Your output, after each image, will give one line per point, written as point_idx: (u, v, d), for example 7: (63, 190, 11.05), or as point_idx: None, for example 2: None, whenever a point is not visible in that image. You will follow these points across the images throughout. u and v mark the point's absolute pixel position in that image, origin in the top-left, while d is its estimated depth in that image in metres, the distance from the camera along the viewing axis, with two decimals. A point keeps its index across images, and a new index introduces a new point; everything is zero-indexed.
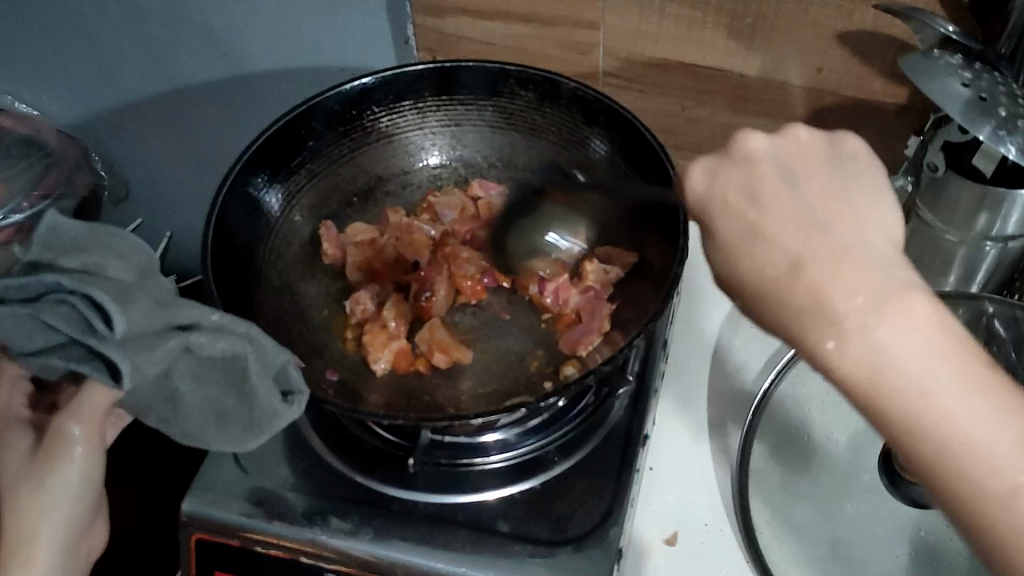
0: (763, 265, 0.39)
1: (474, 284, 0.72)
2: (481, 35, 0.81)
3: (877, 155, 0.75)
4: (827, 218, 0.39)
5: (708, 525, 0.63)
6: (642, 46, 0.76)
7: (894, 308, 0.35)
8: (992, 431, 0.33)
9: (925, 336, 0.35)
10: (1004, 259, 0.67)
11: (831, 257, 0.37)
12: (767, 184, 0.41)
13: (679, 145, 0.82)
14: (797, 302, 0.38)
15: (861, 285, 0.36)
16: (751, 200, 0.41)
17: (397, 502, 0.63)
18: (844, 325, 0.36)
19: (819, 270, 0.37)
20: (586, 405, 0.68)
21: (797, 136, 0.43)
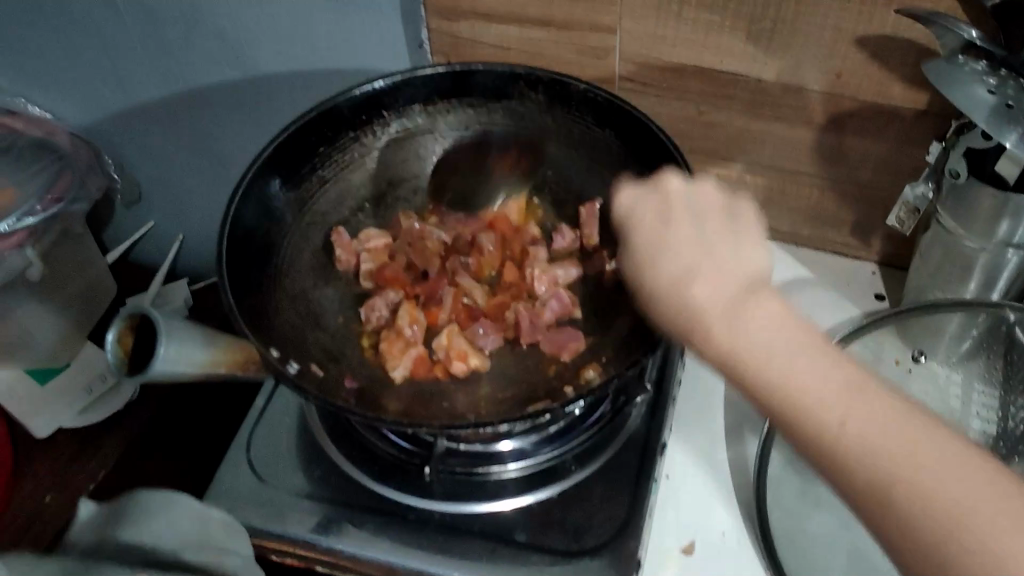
0: (659, 269, 0.45)
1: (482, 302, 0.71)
2: (496, 39, 0.81)
3: (895, 160, 0.74)
4: (715, 241, 0.44)
5: (725, 534, 0.63)
6: (658, 50, 0.75)
7: (748, 309, 0.41)
8: (856, 414, 0.37)
9: (777, 327, 0.40)
10: None
11: (715, 266, 0.43)
12: (670, 215, 0.47)
13: (694, 150, 0.82)
14: (681, 300, 0.43)
15: (729, 291, 0.42)
16: (656, 227, 0.47)
17: (413, 510, 0.62)
18: (710, 321, 0.41)
19: (701, 279, 0.43)
20: (603, 414, 0.67)
21: (703, 184, 0.49)
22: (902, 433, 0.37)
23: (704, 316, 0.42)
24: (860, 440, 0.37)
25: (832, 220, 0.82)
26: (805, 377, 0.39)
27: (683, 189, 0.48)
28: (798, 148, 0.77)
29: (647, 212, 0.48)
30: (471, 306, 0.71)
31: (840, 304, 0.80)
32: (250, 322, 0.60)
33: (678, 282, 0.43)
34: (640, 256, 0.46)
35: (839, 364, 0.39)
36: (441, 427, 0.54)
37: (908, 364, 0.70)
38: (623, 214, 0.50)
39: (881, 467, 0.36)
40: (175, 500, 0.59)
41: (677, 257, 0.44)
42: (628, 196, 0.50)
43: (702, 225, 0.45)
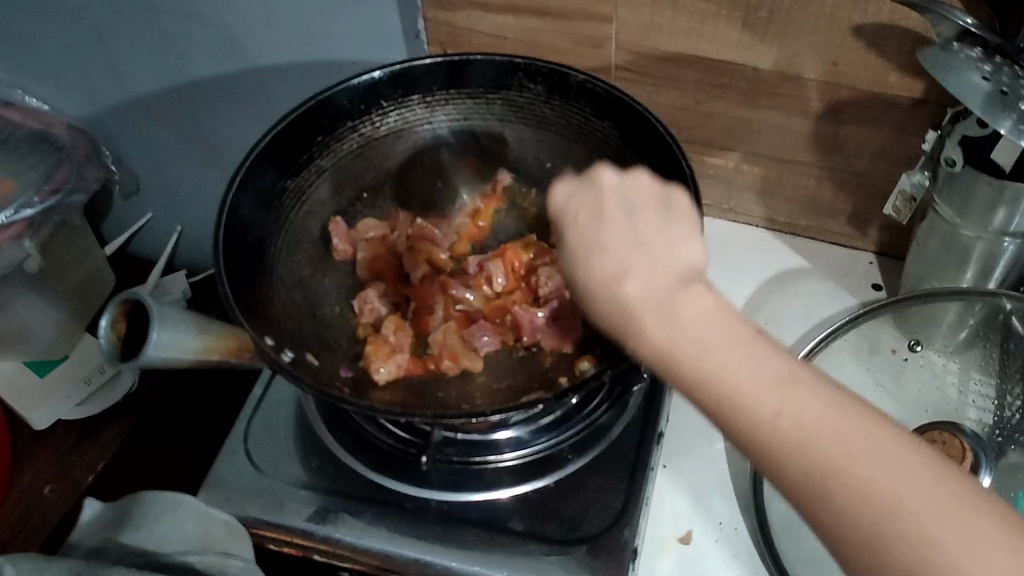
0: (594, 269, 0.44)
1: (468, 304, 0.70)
2: (493, 30, 0.81)
3: (891, 150, 0.74)
4: (649, 238, 0.44)
5: (723, 524, 0.63)
6: (654, 40, 0.75)
7: (682, 297, 0.40)
8: (796, 402, 0.36)
9: (710, 314, 0.40)
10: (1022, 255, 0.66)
11: (646, 262, 0.43)
12: (604, 210, 0.47)
13: (691, 140, 0.82)
14: (617, 297, 0.42)
15: (661, 282, 0.42)
16: (589, 229, 0.46)
17: (410, 500, 0.62)
18: (640, 313, 0.41)
19: (634, 274, 0.42)
20: (599, 404, 0.67)
21: (638, 181, 0.51)
22: (834, 415, 0.36)
23: (635, 309, 0.41)
24: (784, 425, 0.36)
25: (830, 209, 0.82)
26: (731, 364, 0.38)
27: (616, 182, 0.50)
28: (795, 137, 0.77)
29: (581, 207, 0.49)
30: (468, 311, 0.70)
31: (838, 294, 0.80)
32: (246, 312, 0.60)
33: (611, 280, 0.43)
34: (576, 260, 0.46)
35: (763, 350, 0.38)
36: (435, 417, 0.54)
37: (904, 353, 0.70)
38: (558, 213, 0.50)
39: (808, 450, 0.35)
40: (180, 503, 0.62)
41: (610, 255, 0.44)
42: (568, 189, 0.51)
43: (634, 220, 0.46)
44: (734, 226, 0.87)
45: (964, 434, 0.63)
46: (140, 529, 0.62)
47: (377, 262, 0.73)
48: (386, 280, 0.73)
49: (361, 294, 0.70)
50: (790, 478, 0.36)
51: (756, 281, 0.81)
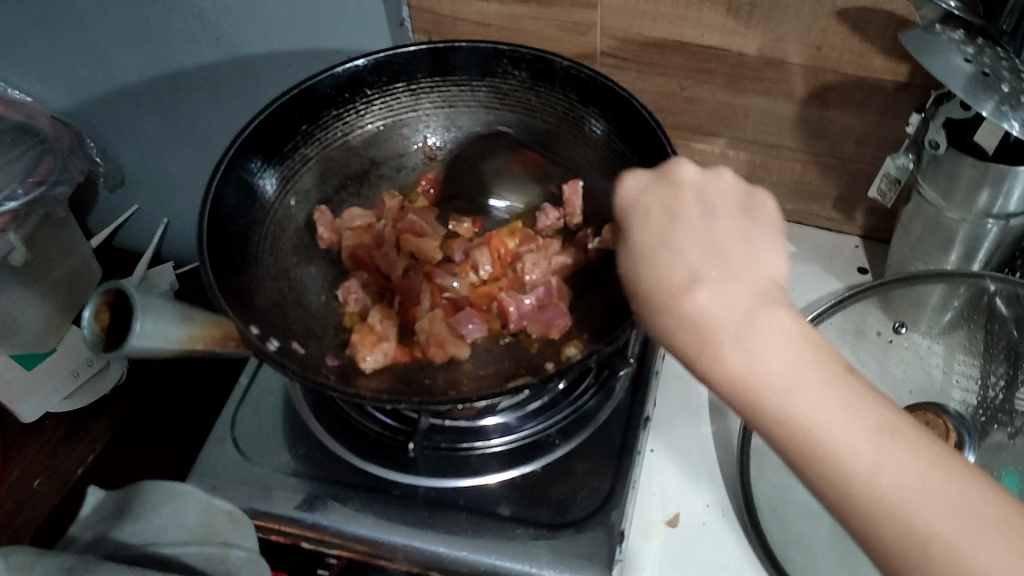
0: (660, 269, 0.41)
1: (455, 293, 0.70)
2: (478, 17, 0.81)
3: (876, 133, 0.74)
4: (727, 246, 0.41)
5: (709, 507, 0.63)
6: (639, 26, 0.75)
7: (764, 324, 0.38)
8: (884, 452, 0.35)
9: (798, 350, 0.38)
10: (1005, 236, 0.66)
11: (723, 274, 0.40)
12: (679, 210, 0.43)
13: (677, 126, 0.82)
14: (685, 313, 0.39)
15: (737, 302, 0.39)
16: (657, 226, 0.42)
17: (397, 486, 0.63)
18: (720, 339, 0.38)
19: (710, 287, 0.39)
20: (587, 388, 0.68)
21: (723, 178, 0.45)
22: (927, 471, 0.35)
23: (710, 327, 0.38)
24: (873, 471, 0.35)
25: (816, 194, 0.82)
26: (820, 406, 0.36)
27: (698, 179, 0.44)
28: (780, 122, 0.77)
29: (653, 200, 0.44)
30: (454, 299, 0.70)
31: (824, 279, 0.80)
32: (232, 301, 0.60)
33: (681, 288, 0.39)
34: (636, 258, 0.42)
35: (855, 392, 0.37)
36: (421, 404, 0.54)
37: (888, 335, 0.71)
38: (626, 203, 0.45)
39: (899, 498, 0.34)
40: (178, 493, 0.59)
41: (682, 260, 0.40)
42: (637, 180, 0.45)
43: (715, 223, 0.42)
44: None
45: (947, 416, 0.63)
46: (142, 520, 0.59)
47: (358, 250, 0.72)
48: (369, 271, 0.72)
49: (343, 284, 0.69)
50: (872, 530, 0.35)
51: None
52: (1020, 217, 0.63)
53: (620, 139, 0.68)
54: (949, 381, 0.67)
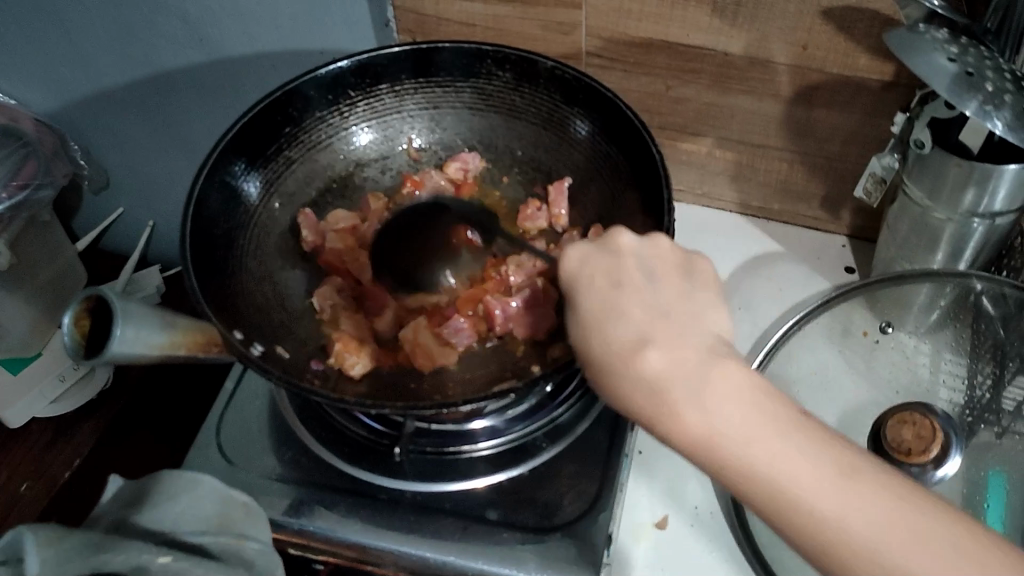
0: (606, 333, 0.45)
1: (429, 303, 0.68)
2: (463, 17, 0.80)
3: (862, 132, 0.74)
4: (671, 308, 0.45)
5: (698, 508, 0.63)
6: (625, 26, 0.75)
7: (714, 378, 0.42)
8: (839, 489, 0.39)
9: (746, 401, 0.41)
10: (991, 236, 0.66)
11: (668, 335, 0.44)
12: (620, 275, 0.47)
13: (663, 126, 0.81)
14: (636, 375, 0.43)
15: (685, 362, 0.42)
16: (599, 294, 0.46)
17: (384, 491, 0.62)
18: (675, 397, 0.42)
19: (656, 347, 0.43)
20: (574, 390, 0.67)
21: (660, 245, 0.50)
22: (883, 508, 0.38)
23: (664, 386, 0.42)
24: (833, 512, 0.39)
25: (802, 193, 0.82)
26: (774, 453, 0.40)
27: (638, 246, 0.49)
28: (767, 122, 0.77)
29: (595, 266, 0.48)
30: (438, 305, 0.69)
31: (811, 279, 0.80)
32: (215, 306, 0.59)
33: (632, 349, 0.43)
34: (585, 325, 0.46)
35: (810, 437, 0.41)
36: (406, 408, 0.54)
37: (875, 335, 0.70)
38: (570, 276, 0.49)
39: (861, 535, 0.38)
40: (197, 481, 0.57)
41: (629, 323, 0.44)
42: (580, 249, 0.50)
43: (659, 287, 0.46)
44: (707, 212, 0.87)
45: (935, 415, 0.63)
46: (161, 507, 0.55)
47: (336, 257, 0.71)
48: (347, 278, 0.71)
49: (317, 291, 0.68)
50: (843, 566, 0.39)
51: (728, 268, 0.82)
52: (1006, 216, 0.63)
53: (607, 142, 0.68)
54: (937, 381, 0.67)
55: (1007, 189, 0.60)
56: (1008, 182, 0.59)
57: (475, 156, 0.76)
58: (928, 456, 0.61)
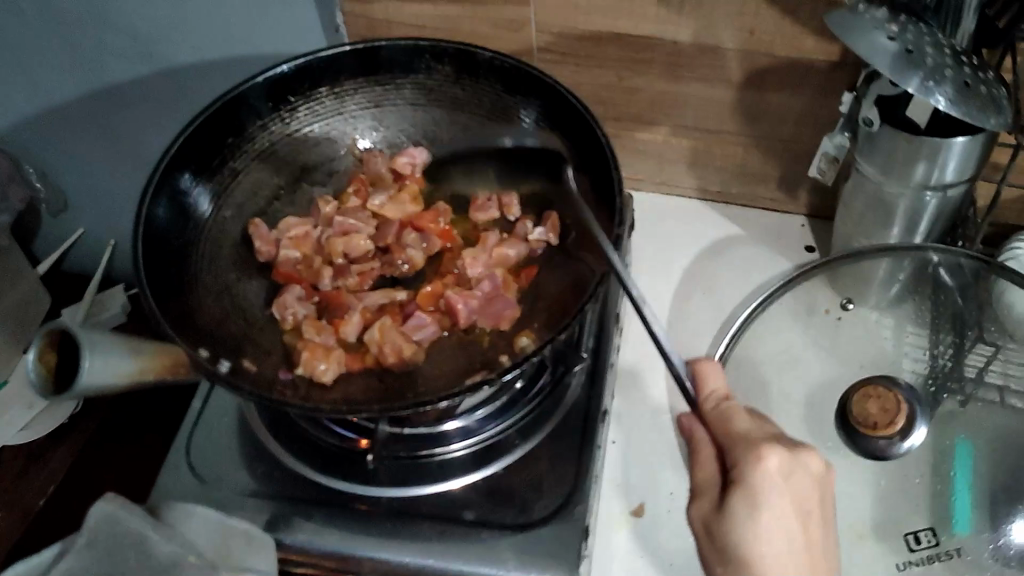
0: (753, 541, 0.49)
1: (389, 306, 0.68)
2: (412, 19, 0.80)
3: (813, 114, 0.75)
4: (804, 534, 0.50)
5: (674, 495, 0.64)
6: (574, 20, 0.75)
7: (798, 520, 0.50)
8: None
9: (800, 531, 0.50)
10: (944, 208, 0.67)
11: (802, 483, 0.50)
12: (804, 499, 0.50)
13: (618, 117, 0.82)
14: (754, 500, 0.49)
15: (795, 498, 0.49)
16: (769, 512, 0.49)
17: (360, 499, 0.62)
18: (761, 524, 0.49)
19: (783, 485, 0.49)
20: (543, 386, 0.67)
21: (804, 473, 0.50)
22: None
23: (761, 508, 0.49)
24: None
25: (759, 176, 0.83)
26: None
27: (796, 474, 0.50)
28: (719, 107, 0.78)
29: (788, 488, 0.49)
30: (402, 305, 0.68)
31: (771, 262, 0.81)
32: (173, 325, 0.59)
33: (760, 485, 0.49)
34: (746, 521, 0.49)
35: None
36: (381, 411, 0.54)
37: (837, 312, 0.71)
38: (759, 481, 0.49)
39: None
40: (192, 512, 0.56)
41: (777, 457, 0.50)
42: (777, 463, 0.49)
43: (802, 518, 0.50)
44: (667, 200, 0.88)
45: (898, 388, 0.64)
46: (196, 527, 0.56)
47: (292, 266, 0.69)
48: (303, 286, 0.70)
49: (278, 299, 0.67)
50: None
51: (689, 254, 0.82)
52: (956, 187, 0.64)
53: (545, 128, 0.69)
54: (902, 349, 0.68)
55: (956, 161, 0.61)
56: (957, 154, 0.60)
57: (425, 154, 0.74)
58: (894, 429, 0.62)
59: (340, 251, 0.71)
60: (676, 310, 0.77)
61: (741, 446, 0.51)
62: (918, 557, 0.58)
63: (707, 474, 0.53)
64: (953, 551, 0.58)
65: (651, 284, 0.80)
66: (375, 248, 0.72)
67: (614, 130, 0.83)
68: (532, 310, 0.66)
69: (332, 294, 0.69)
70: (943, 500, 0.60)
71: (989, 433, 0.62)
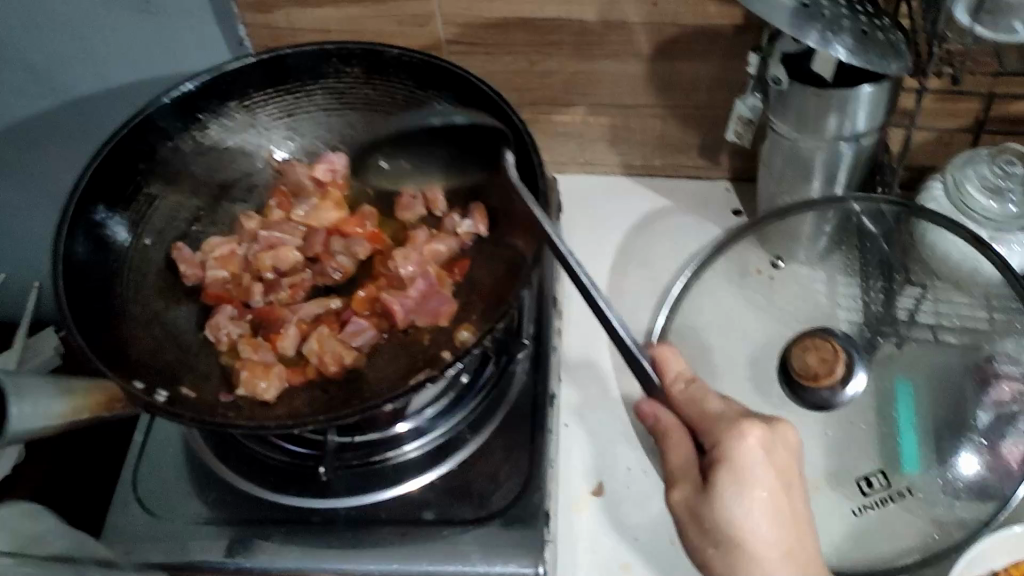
0: (738, 518, 0.49)
1: (325, 314, 0.67)
2: (316, 24, 0.78)
3: (724, 79, 0.76)
4: (787, 505, 0.50)
5: (632, 469, 0.65)
6: (478, 9, 0.74)
7: (779, 491, 0.50)
8: None
9: (779, 503, 0.50)
10: (860, 157, 0.69)
11: (781, 454, 0.50)
12: (783, 468, 0.50)
13: (534, 102, 0.82)
14: (734, 476, 0.49)
15: (774, 467, 0.50)
16: (750, 487, 0.49)
17: (316, 513, 0.61)
18: (738, 495, 0.49)
19: (762, 454, 0.49)
20: (488, 377, 0.67)
21: (781, 442, 0.50)
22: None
23: (742, 480, 0.49)
24: None
25: (679, 145, 0.83)
26: None
27: (771, 443, 0.50)
28: (633, 82, 0.78)
29: (768, 463, 0.49)
30: (337, 312, 0.67)
31: (702, 230, 0.81)
32: (103, 359, 0.58)
33: (740, 459, 0.49)
34: (729, 497, 0.49)
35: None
36: (327, 420, 0.54)
37: (768, 272, 0.72)
38: (740, 454, 0.49)
39: None
40: None
41: (755, 431, 0.50)
42: (758, 436, 0.50)
43: (784, 489, 0.50)
44: (591, 179, 0.88)
45: (835, 336, 0.65)
46: None
47: (221, 287, 0.68)
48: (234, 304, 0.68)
49: (210, 321, 0.66)
50: None
51: (620, 231, 0.83)
52: (868, 135, 0.66)
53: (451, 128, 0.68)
54: (835, 299, 0.69)
55: (867, 110, 0.63)
56: (867, 103, 0.61)
57: (343, 156, 0.73)
58: (835, 377, 0.63)
59: (269, 265, 0.69)
60: (614, 288, 0.78)
61: (718, 424, 0.51)
62: (870, 501, 0.62)
63: (682, 458, 0.52)
64: (902, 490, 0.62)
65: (586, 264, 0.80)
66: (304, 259, 0.71)
67: (532, 116, 0.83)
68: (469, 303, 0.66)
69: (266, 310, 0.67)
70: (891, 440, 0.63)
71: (924, 371, 0.64)
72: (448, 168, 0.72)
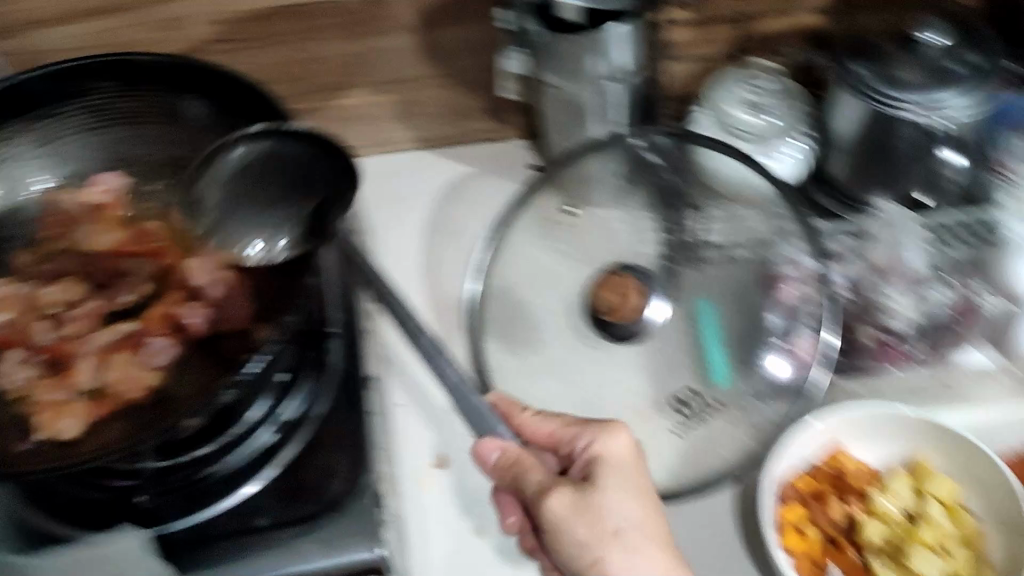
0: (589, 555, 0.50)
1: (119, 341, 0.63)
2: (58, 43, 0.74)
3: (485, 37, 0.78)
4: (625, 522, 0.51)
5: (466, 437, 0.68)
6: (232, 3, 0.73)
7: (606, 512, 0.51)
8: None
9: (626, 516, 0.52)
10: (627, 94, 0.71)
11: (608, 489, 0.52)
12: (615, 502, 0.52)
13: (311, 90, 0.80)
14: (571, 523, 0.51)
15: (603, 502, 0.51)
16: (589, 521, 0.51)
17: (151, 543, 0.58)
18: (572, 534, 0.50)
19: (560, 494, 0.52)
20: (300, 371, 0.66)
21: (599, 483, 0.53)
22: None
23: (567, 525, 0.51)
24: None
25: (462, 110, 0.83)
26: None
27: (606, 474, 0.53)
28: (403, 55, 0.78)
29: (590, 506, 0.51)
30: (131, 335, 0.63)
31: (507, 193, 0.82)
32: None
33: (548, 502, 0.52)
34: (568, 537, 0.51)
35: None
36: (131, 447, 0.53)
37: (562, 218, 0.72)
38: (561, 500, 0.51)
39: None
40: None
41: (558, 488, 0.52)
42: (565, 493, 0.52)
43: (617, 512, 0.52)
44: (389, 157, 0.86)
45: (631, 271, 0.68)
46: None
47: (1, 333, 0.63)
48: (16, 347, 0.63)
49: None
50: None
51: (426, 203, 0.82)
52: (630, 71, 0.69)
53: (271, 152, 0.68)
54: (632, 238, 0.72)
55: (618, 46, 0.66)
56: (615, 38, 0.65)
57: (116, 175, 0.73)
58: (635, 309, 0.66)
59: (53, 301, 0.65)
60: (434, 262, 0.78)
61: (532, 462, 0.54)
62: (693, 422, 0.65)
63: (536, 486, 0.53)
64: (719, 403, 0.66)
65: (397, 246, 0.79)
66: (90, 287, 0.66)
67: (312, 105, 0.81)
68: (277, 295, 0.64)
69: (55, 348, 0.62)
70: (703, 359, 0.66)
71: (720, 287, 0.68)
72: (233, 167, 0.69)
